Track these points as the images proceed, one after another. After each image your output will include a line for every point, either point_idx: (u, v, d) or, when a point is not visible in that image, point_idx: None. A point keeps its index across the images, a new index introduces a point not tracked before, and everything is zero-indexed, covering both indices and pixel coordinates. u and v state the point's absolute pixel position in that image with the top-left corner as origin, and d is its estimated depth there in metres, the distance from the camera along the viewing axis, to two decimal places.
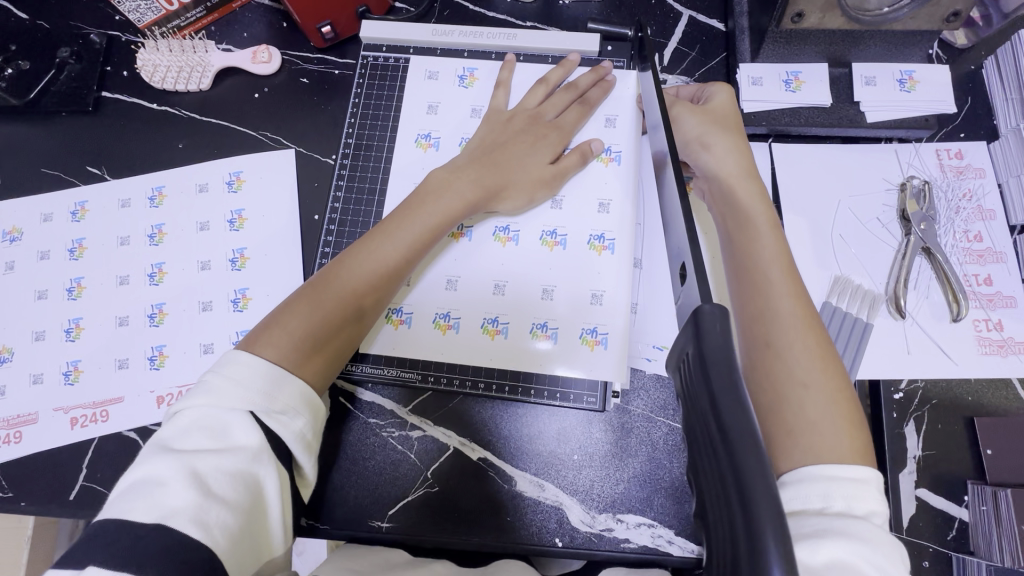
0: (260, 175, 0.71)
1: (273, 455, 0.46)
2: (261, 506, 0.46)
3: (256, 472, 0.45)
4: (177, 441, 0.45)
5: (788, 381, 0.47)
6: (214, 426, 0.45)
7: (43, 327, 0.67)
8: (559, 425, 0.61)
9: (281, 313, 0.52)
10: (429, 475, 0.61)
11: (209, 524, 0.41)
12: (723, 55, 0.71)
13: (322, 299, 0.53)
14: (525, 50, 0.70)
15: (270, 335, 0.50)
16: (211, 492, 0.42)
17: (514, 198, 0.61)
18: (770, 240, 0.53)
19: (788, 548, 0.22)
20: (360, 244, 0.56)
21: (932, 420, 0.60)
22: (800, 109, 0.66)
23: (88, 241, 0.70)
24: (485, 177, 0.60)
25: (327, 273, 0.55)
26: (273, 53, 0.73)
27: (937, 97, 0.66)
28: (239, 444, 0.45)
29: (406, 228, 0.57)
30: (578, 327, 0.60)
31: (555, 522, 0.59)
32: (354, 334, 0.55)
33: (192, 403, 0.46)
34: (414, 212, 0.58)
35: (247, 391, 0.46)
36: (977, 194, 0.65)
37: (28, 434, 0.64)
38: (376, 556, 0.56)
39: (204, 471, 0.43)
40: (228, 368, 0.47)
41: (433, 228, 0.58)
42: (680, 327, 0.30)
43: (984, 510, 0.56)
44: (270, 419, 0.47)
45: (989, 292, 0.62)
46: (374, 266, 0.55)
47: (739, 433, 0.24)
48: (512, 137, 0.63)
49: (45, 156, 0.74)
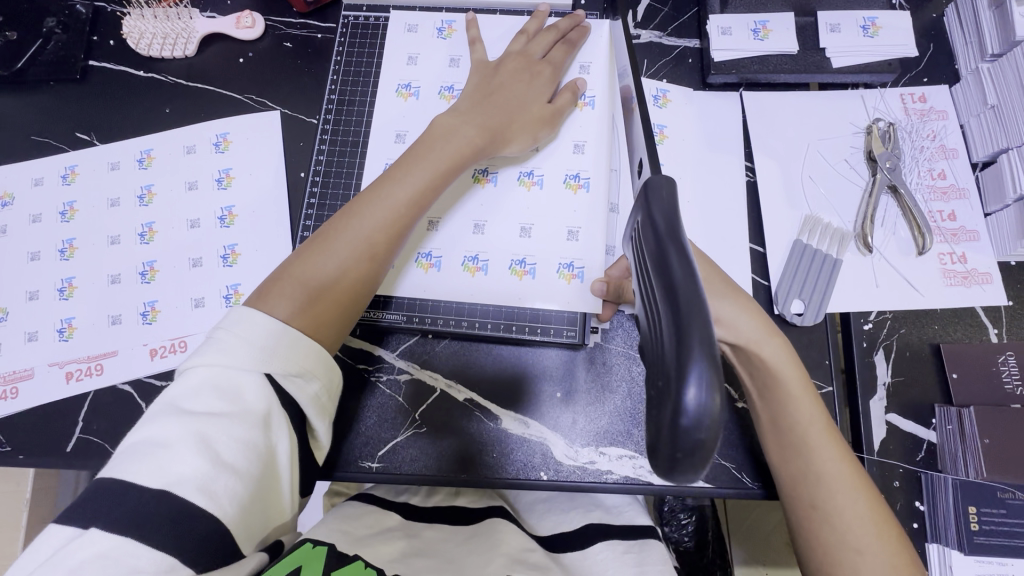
0: (247, 136, 0.72)
1: (286, 421, 0.46)
2: (274, 471, 0.46)
3: (269, 439, 0.45)
4: (188, 403, 0.43)
5: (838, 544, 0.48)
6: (225, 387, 0.44)
7: (37, 287, 0.69)
8: (541, 364, 0.63)
9: (294, 263, 0.53)
10: (417, 416, 0.62)
11: (216, 493, 0.41)
12: (694, 9, 0.73)
13: (334, 249, 0.53)
14: (502, 5, 0.72)
15: (281, 287, 0.51)
16: (222, 461, 0.42)
17: (519, 141, 0.62)
18: (804, 400, 0.52)
19: (710, 349, 0.24)
20: (365, 195, 0.56)
21: (900, 349, 0.62)
22: (769, 57, 0.69)
23: (79, 204, 0.71)
24: (489, 120, 0.60)
25: (336, 226, 0.54)
26: (257, 19, 0.75)
27: (899, 41, 0.68)
28: (251, 409, 0.44)
29: (415, 173, 0.56)
30: (556, 261, 0.63)
31: (539, 456, 0.61)
32: (364, 282, 0.54)
33: (204, 364, 0.45)
34: (419, 159, 0.56)
35: (260, 352, 0.46)
36: (940, 135, 0.67)
37: (25, 389, 0.65)
38: (369, 517, 0.57)
39: (215, 439, 0.42)
40: (240, 326, 0.47)
41: (442, 174, 0.57)
42: (633, 202, 0.33)
43: (950, 429, 0.58)
44: (287, 382, 0.47)
45: (953, 227, 0.64)
46: (384, 214, 0.54)
47: (678, 263, 0.27)
48: (505, 79, 0.63)
49: (33, 122, 0.75)
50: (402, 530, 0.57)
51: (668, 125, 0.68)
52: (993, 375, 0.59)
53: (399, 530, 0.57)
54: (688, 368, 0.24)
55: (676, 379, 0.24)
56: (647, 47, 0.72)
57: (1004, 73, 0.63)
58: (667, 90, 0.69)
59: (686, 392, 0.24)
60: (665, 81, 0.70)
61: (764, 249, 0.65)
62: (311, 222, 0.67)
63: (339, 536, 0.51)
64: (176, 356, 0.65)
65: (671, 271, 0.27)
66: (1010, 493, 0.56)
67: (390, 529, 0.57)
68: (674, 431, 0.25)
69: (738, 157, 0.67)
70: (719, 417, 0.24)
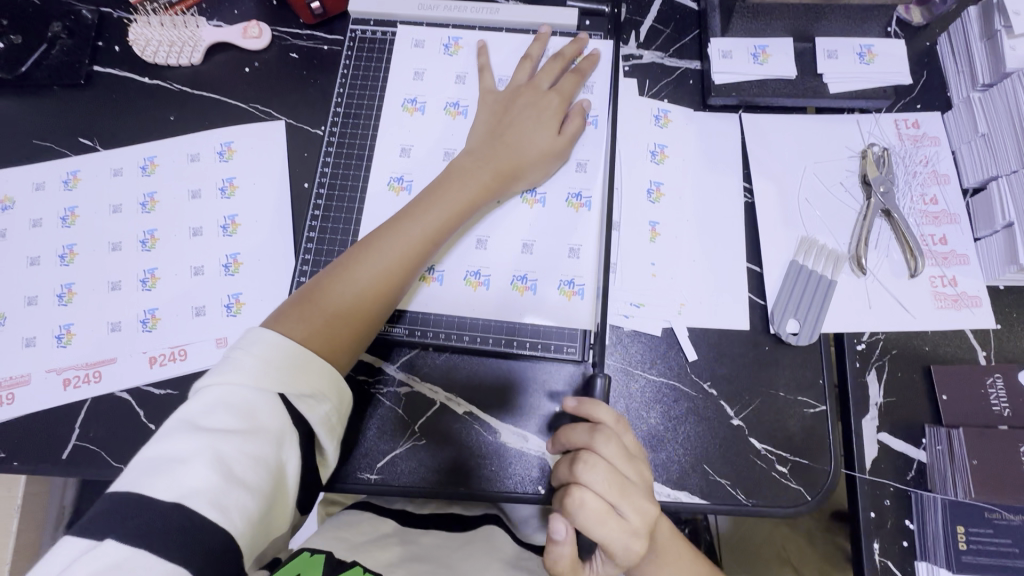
0: (252, 146, 0.73)
1: (299, 438, 0.47)
2: (282, 488, 0.46)
3: (280, 456, 0.45)
4: (203, 420, 0.44)
5: None
6: (239, 405, 0.44)
7: (35, 292, 0.68)
8: (542, 378, 0.64)
9: (313, 290, 0.54)
10: (416, 429, 0.63)
11: (227, 507, 0.41)
12: (696, 33, 0.74)
13: (354, 280, 0.54)
14: (507, 23, 0.73)
15: (299, 313, 0.52)
16: (233, 476, 0.42)
17: (531, 178, 0.64)
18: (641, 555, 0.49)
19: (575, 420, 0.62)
20: (383, 229, 0.58)
21: (892, 369, 0.63)
22: (768, 80, 0.71)
23: (81, 209, 0.71)
24: (501, 163, 0.62)
25: (354, 256, 0.56)
26: (263, 29, 0.76)
27: (894, 68, 0.70)
28: (265, 427, 0.45)
29: (432, 212, 0.59)
30: (557, 278, 0.63)
31: (537, 470, 0.61)
32: (378, 308, 0.55)
33: (220, 382, 0.45)
34: (438, 199, 0.59)
35: (275, 372, 0.47)
36: (932, 161, 0.69)
37: (21, 395, 0.65)
38: (366, 524, 0.58)
39: (229, 455, 0.42)
40: (258, 348, 0.47)
41: (458, 214, 0.59)
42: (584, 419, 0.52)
43: (939, 449, 0.60)
44: (299, 402, 0.47)
45: (944, 251, 0.66)
46: (402, 249, 0.56)
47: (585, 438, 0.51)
48: (517, 115, 0.65)
49: (36, 126, 0.75)
50: (398, 537, 0.57)
51: (669, 144, 0.70)
52: (981, 396, 0.61)
53: (394, 537, 0.57)
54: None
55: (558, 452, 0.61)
56: (648, 68, 0.73)
57: (995, 103, 0.64)
58: (668, 110, 0.71)
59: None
60: (666, 101, 0.72)
61: (761, 268, 0.66)
62: (314, 235, 0.67)
63: (336, 545, 0.52)
64: (177, 364, 0.65)
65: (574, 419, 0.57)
66: (997, 514, 0.57)
67: (387, 536, 0.57)
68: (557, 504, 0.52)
69: (736, 177, 0.69)
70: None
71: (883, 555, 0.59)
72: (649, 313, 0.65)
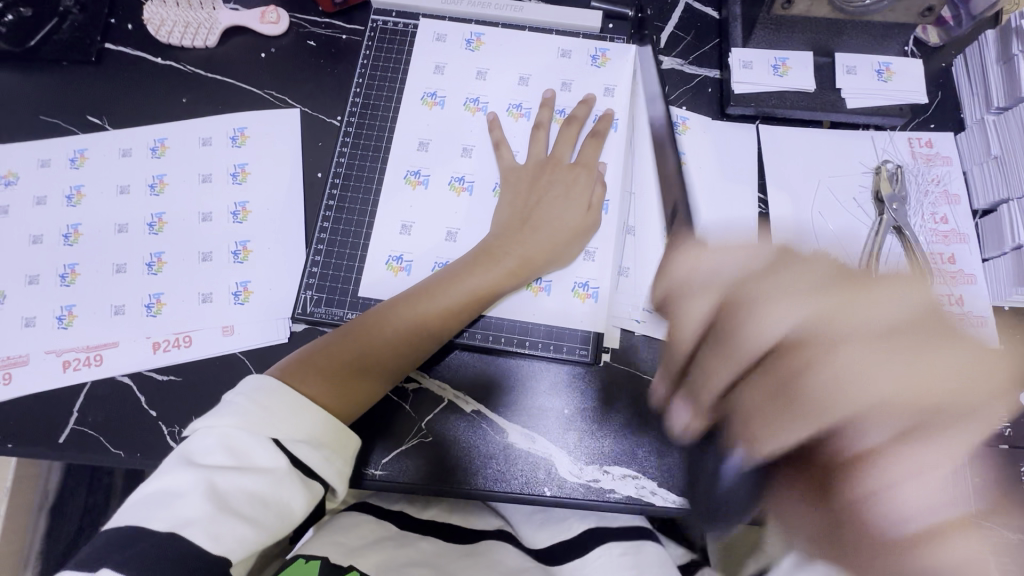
0: (265, 132, 0.72)
1: (299, 478, 0.45)
2: (285, 529, 0.45)
3: (280, 495, 0.44)
4: (201, 456, 0.44)
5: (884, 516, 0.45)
6: (237, 446, 0.44)
7: (37, 272, 0.67)
8: (550, 379, 0.64)
9: (333, 341, 0.56)
10: (423, 426, 0.62)
11: (221, 536, 0.41)
12: (717, 41, 0.75)
13: (370, 341, 0.56)
14: (529, 22, 0.73)
15: (318, 362, 0.54)
16: (228, 507, 0.42)
17: (556, 261, 0.62)
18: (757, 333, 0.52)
19: None
20: (404, 298, 0.58)
21: None
22: (786, 93, 0.71)
23: (87, 188, 0.70)
24: (530, 244, 0.61)
25: (367, 324, 0.57)
26: (282, 15, 0.75)
27: (910, 87, 0.71)
28: (262, 468, 0.44)
29: (455, 289, 0.58)
30: (571, 280, 0.65)
31: (544, 472, 0.61)
32: (388, 372, 0.56)
33: (216, 425, 0.45)
34: (463, 276, 0.59)
35: (269, 418, 0.46)
36: (944, 180, 0.70)
37: (18, 376, 0.63)
38: (363, 527, 0.56)
39: (227, 490, 0.43)
40: (262, 395, 0.47)
41: (481, 295, 0.59)
42: None
43: None
44: (292, 445, 0.46)
45: (952, 270, 0.67)
46: (419, 321, 0.57)
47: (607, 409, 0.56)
48: (548, 189, 0.64)
49: (43, 102, 0.74)
50: (396, 540, 0.56)
51: (688, 152, 0.69)
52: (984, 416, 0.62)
53: (391, 540, 0.56)
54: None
55: None
56: (668, 73, 0.73)
57: (1009, 127, 0.65)
58: (686, 118, 0.71)
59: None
60: (685, 108, 0.72)
61: None
62: (327, 228, 0.66)
63: (328, 551, 0.50)
64: (180, 350, 0.64)
65: None
66: (998, 532, 0.58)
67: (383, 539, 0.56)
68: None
69: (751, 189, 0.69)
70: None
71: None
72: (659, 317, 0.65)
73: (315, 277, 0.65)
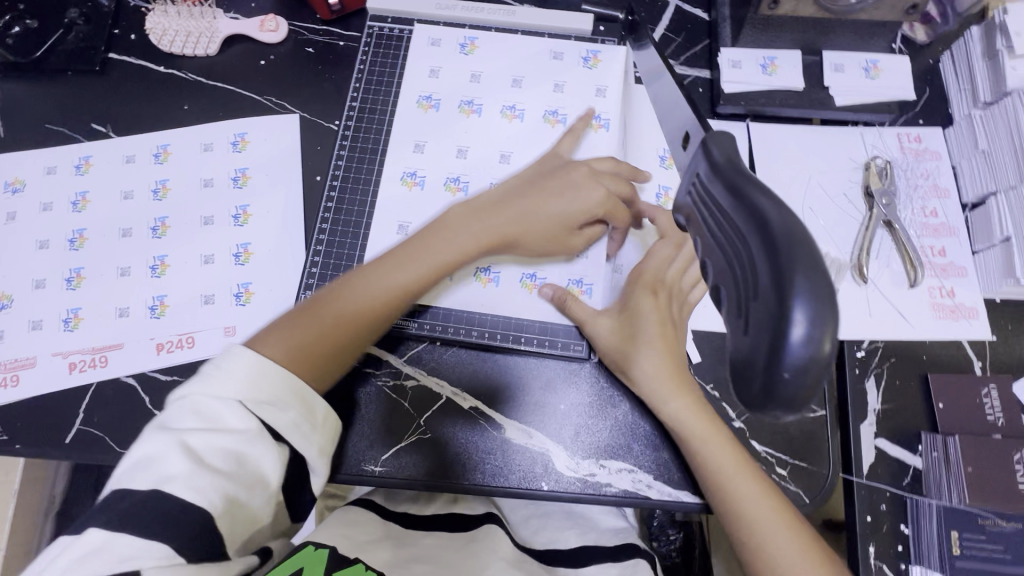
0: (266, 137, 0.73)
1: (270, 440, 0.45)
2: (260, 489, 0.45)
3: (252, 454, 0.44)
4: (173, 423, 0.44)
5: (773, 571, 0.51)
6: (205, 410, 0.44)
7: (44, 276, 0.68)
8: (546, 375, 0.65)
9: (299, 312, 0.55)
10: (422, 422, 0.63)
11: (201, 491, 0.41)
12: (706, 43, 0.76)
13: (338, 308, 0.55)
14: (521, 26, 0.74)
15: (284, 331, 0.53)
16: (205, 464, 0.42)
17: (536, 250, 0.63)
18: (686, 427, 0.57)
19: (818, 285, 0.20)
20: (369, 266, 0.58)
21: (891, 376, 0.65)
22: (776, 91, 0.72)
23: (92, 194, 0.71)
24: (509, 228, 0.62)
25: (333, 293, 0.56)
26: (281, 23, 0.77)
27: (898, 84, 0.72)
28: (232, 429, 0.44)
29: (421, 258, 0.59)
30: (564, 277, 0.66)
31: (541, 467, 0.62)
32: (356, 338, 0.56)
33: (186, 392, 0.45)
34: (428, 245, 0.60)
35: (235, 382, 0.46)
36: (933, 174, 0.71)
37: (26, 377, 0.65)
38: (361, 523, 0.57)
39: (201, 449, 0.43)
40: (226, 362, 0.47)
41: (449, 263, 0.60)
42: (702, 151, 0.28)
43: (934, 456, 0.61)
44: (261, 409, 0.46)
45: (943, 263, 0.68)
46: (386, 287, 0.57)
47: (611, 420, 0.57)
48: (548, 188, 0.63)
49: (49, 112, 0.76)
50: (394, 536, 0.57)
51: None
52: (976, 405, 0.63)
53: (389, 536, 0.57)
54: (791, 307, 0.20)
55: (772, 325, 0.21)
56: None
57: (996, 121, 0.66)
58: None
59: (794, 329, 0.20)
60: None
61: None
62: (326, 229, 0.68)
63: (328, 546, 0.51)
64: (184, 351, 0.65)
65: (761, 207, 0.23)
66: (989, 521, 0.58)
67: (381, 535, 0.56)
68: (769, 383, 0.21)
69: None
70: (825, 364, 0.21)
71: (879, 557, 0.60)
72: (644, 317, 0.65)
73: (314, 277, 0.66)
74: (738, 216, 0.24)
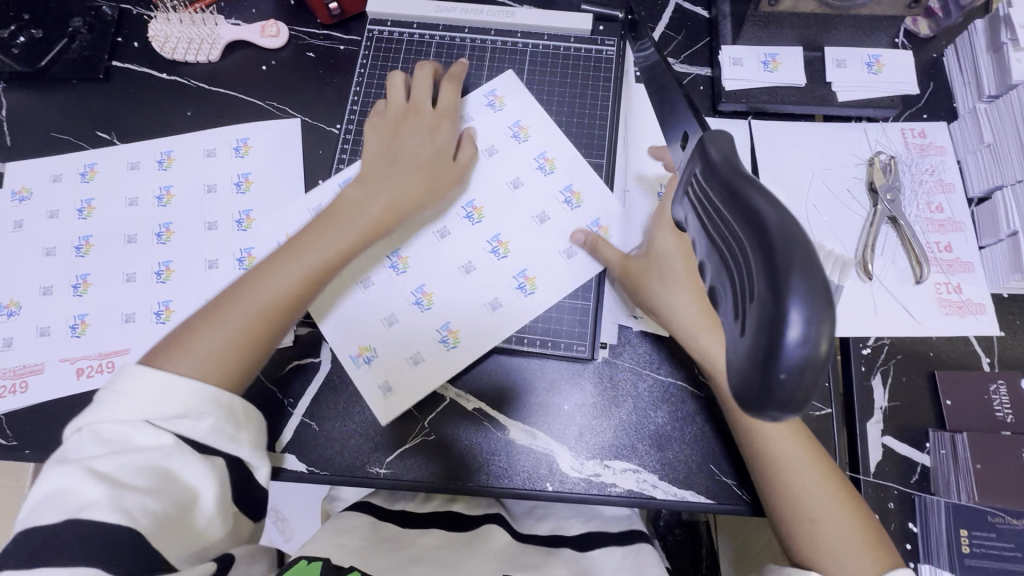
0: (268, 142, 0.73)
1: (190, 451, 0.44)
2: (192, 500, 0.44)
3: (170, 466, 0.43)
4: (75, 453, 0.42)
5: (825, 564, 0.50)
6: (112, 436, 0.43)
7: (50, 283, 0.69)
8: (550, 375, 0.65)
9: (196, 320, 0.51)
10: (426, 424, 0.63)
11: (129, 510, 0.40)
12: (707, 40, 0.76)
13: (238, 307, 0.52)
14: (520, 27, 0.74)
15: (185, 343, 0.50)
16: (124, 485, 0.41)
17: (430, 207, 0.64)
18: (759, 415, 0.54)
19: (813, 280, 0.20)
20: (267, 260, 0.56)
21: (897, 373, 0.64)
22: (777, 88, 0.72)
23: (97, 201, 0.72)
24: (399, 188, 0.61)
25: (232, 294, 0.53)
26: (281, 28, 0.77)
27: (901, 78, 0.72)
28: (142, 448, 0.43)
29: (322, 239, 0.57)
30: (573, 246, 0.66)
31: (545, 468, 0.62)
32: (267, 334, 0.53)
33: (86, 422, 0.44)
34: (332, 223, 0.58)
35: (137, 402, 0.44)
36: (938, 169, 0.70)
37: (35, 383, 0.65)
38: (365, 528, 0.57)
39: (113, 472, 0.41)
40: (129, 384, 0.45)
41: (357, 235, 0.58)
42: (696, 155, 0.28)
43: (943, 453, 0.61)
44: (171, 422, 0.44)
45: (949, 258, 0.67)
46: (290, 276, 0.54)
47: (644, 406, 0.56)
48: (404, 141, 0.64)
49: (55, 120, 0.76)
50: (396, 541, 0.57)
51: None
52: (985, 402, 0.62)
53: (392, 541, 0.57)
54: (785, 307, 0.20)
55: (770, 323, 0.20)
56: None
57: (1001, 115, 0.65)
58: None
59: (790, 325, 0.20)
60: None
61: None
62: None
63: (332, 552, 0.51)
64: None
65: (757, 209, 0.22)
66: (1001, 518, 0.58)
67: (384, 540, 0.56)
68: (767, 382, 0.21)
69: None
70: (822, 363, 0.21)
71: None
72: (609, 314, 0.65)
73: None
74: (732, 215, 0.24)
